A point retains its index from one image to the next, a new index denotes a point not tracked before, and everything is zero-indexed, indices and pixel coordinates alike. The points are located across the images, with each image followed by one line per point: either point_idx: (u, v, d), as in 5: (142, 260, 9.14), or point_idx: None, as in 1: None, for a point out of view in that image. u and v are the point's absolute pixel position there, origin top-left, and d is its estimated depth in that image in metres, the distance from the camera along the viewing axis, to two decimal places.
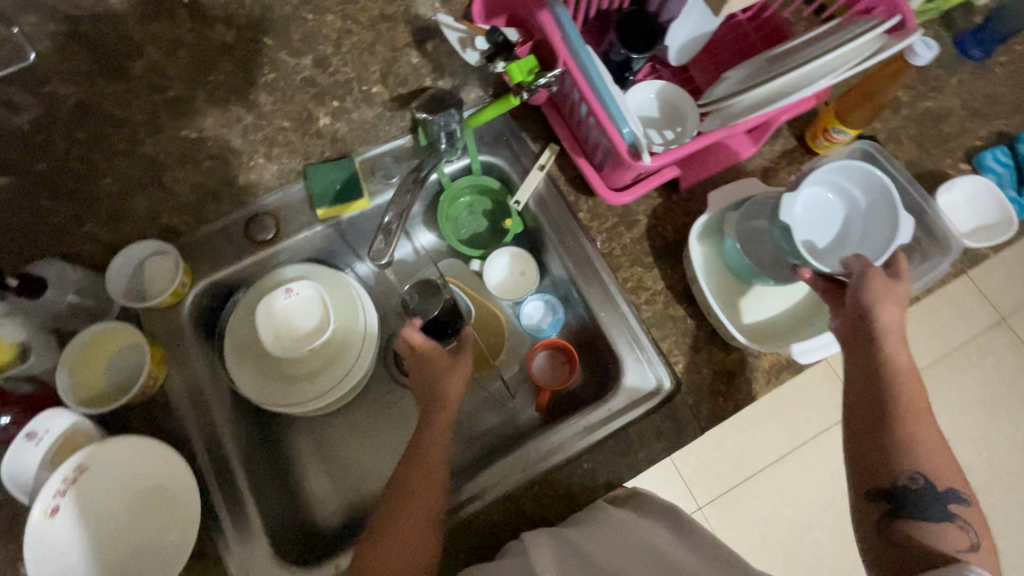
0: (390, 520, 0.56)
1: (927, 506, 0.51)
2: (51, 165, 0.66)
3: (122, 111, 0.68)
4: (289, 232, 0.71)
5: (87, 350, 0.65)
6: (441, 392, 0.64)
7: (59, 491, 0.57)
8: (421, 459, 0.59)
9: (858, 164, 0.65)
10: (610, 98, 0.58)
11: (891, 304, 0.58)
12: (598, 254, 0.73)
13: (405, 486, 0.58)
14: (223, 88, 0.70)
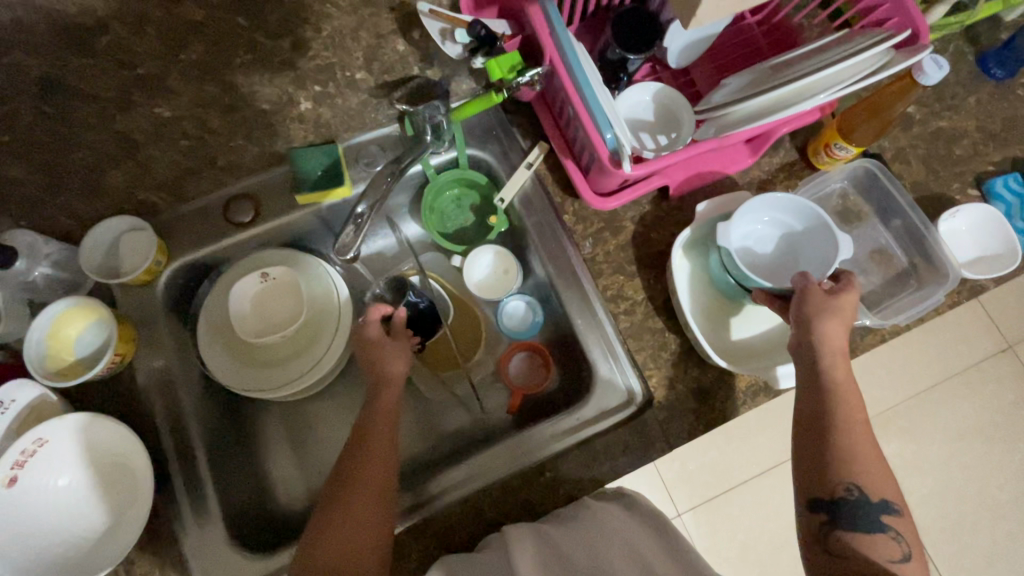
0: (332, 514, 0.56)
1: (860, 518, 0.51)
2: (18, 137, 0.66)
3: (94, 87, 0.68)
4: (268, 215, 0.70)
5: (72, 314, 0.65)
6: (385, 383, 0.64)
7: (17, 463, 0.57)
8: (370, 456, 0.59)
9: (777, 195, 0.63)
10: (593, 100, 0.55)
11: (834, 320, 0.56)
12: (580, 258, 0.71)
13: (357, 483, 0.57)
14: (198, 67, 0.70)
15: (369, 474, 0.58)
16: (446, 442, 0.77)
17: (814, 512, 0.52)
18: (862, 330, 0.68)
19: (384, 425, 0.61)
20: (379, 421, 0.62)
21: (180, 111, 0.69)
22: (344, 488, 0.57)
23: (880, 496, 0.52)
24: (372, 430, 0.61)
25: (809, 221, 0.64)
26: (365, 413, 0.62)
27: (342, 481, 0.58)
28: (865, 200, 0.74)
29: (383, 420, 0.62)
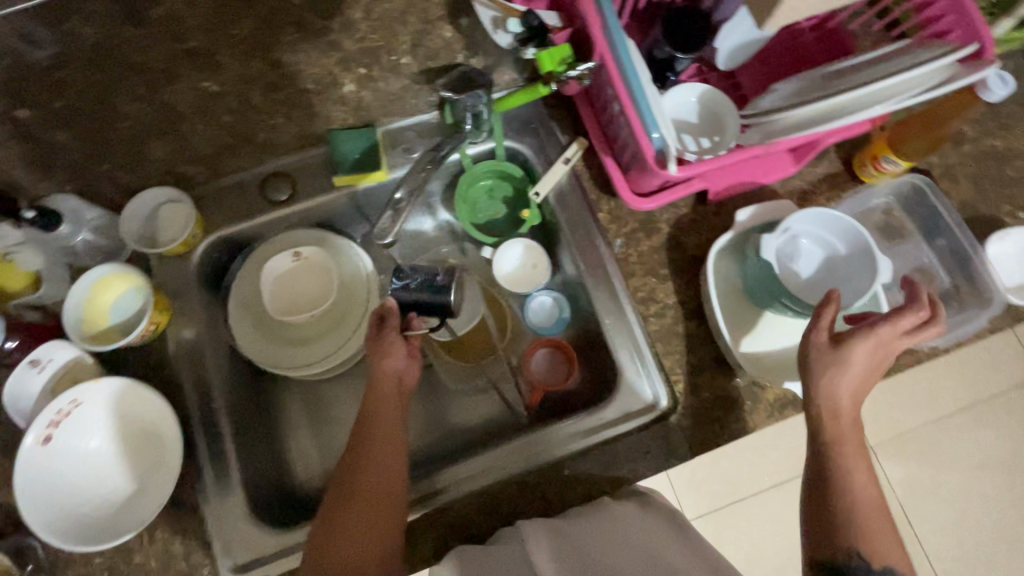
0: (348, 495, 0.57)
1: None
2: (66, 103, 0.68)
3: (144, 58, 0.69)
4: (304, 194, 0.70)
5: (113, 282, 0.66)
6: (385, 383, 0.62)
7: (53, 421, 0.58)
8: (372, 459, 0.59)
9: (822, 210, 0.62)
10: (642, 99, 0.54)
11: (843, 373, 0.54)
12: (612, 258, 0.71)
13: (365, 484, 0.58)
14: (244, 43, 0.70)
15: (382, 462, 0.59)
16: (464, 432, 0.77)
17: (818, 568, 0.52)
18: (898, 350, 0.66)
19: (389, 420, 0.61)
20: (380, 422, 0.61)
21: (225, 86, 0.69)
22: (356, 479, 0.58)
23: (885, 554, 0.51)
24: (375, 431, 0.60)
25: (852, 241, 0.62)
26: (365, 416, 0.61)
27: (344, 484, 0.58)
28: (910, 217, 0.72)
29: (387, 420, 0.61)
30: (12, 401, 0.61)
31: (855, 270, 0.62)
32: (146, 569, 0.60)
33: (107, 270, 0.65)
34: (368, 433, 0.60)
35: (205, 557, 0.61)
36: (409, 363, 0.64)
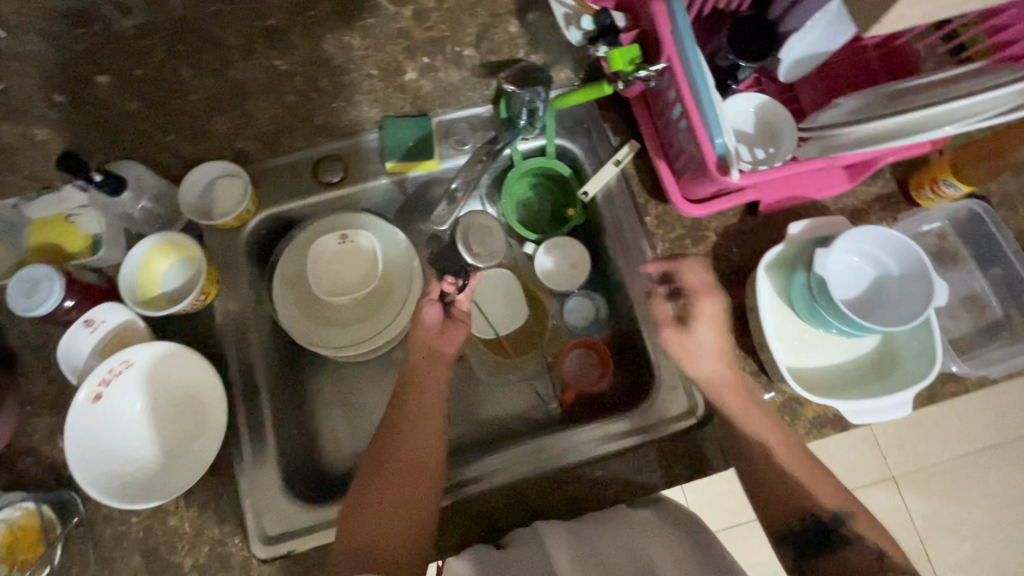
0: (378, 472, 0.58)
1: (814, 539, 0.56)
2: (145, 73, 0.69)
3: (222, 33, 0.71)
4: (356, 178, 0.71)
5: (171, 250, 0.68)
6: (426, 380, 0.64)
7: (105, 380, 0.60)
8: (403, 451, 0.59)
9: (877, 228, 0.61)
10: (709, 104, 0.54)
11: (700, 361, 0.62)
12: (656, 263, 0.70)
13: (394, 474, 0.58)
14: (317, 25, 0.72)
15: (416, 443, 0.60)
16: (493, 426, 0.77)
17: (782, 547, 0.57)
18: (945, 377, 0.65)
19: (424, 397, 0.63)
20: (410, 418, 0.61)
21: (294, 66, 0.71)
22: (386, 458, 0.59)
23: (832, 507, 0.57)
24: (405, 427, 0.61)
25: (907, 263, 0.61)
26: (394, 410, 0.62)
27: (374, 474, 0.58)
28: (964, 242, 0.71)
29: (418, 414, 0.62)
30: (66, 359, 0.63)
31: (909, 292, 0.61)
32: (180, 532, 0.61)
33: (157, 238, 0.67)
34: (396, 425, 0.61)
35: (237, 526, 0.62)
36: (444, 337, 0.67)
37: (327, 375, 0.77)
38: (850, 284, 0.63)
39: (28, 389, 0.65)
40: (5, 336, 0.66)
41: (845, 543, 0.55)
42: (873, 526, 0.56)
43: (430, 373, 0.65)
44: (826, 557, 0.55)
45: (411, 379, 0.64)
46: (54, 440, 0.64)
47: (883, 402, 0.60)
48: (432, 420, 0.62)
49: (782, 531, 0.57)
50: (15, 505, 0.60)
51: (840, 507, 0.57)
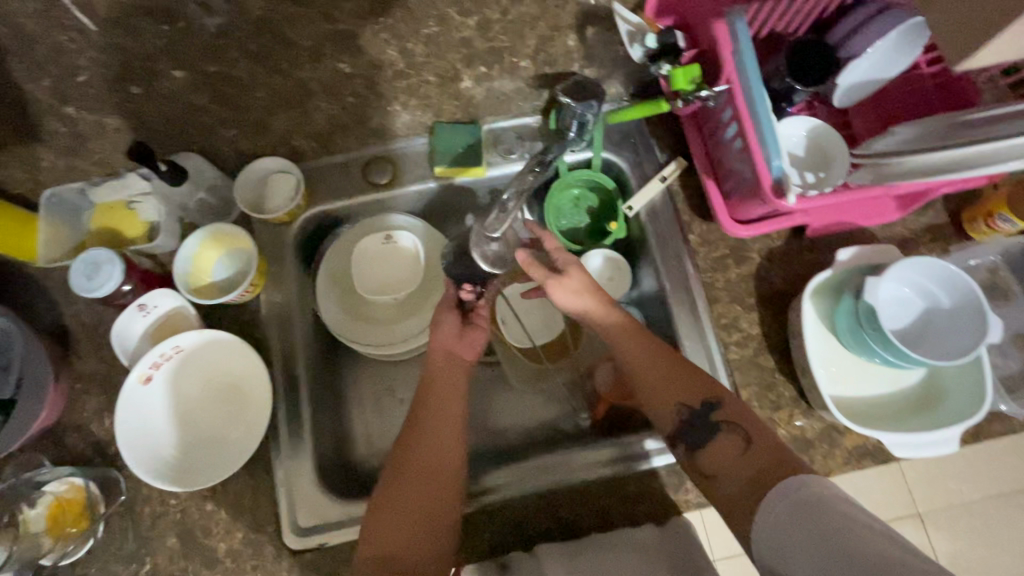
0: (404, 468, 0.59)
1: (702, 431, 0.58)
2: (217, 69, 0.71)
3: (292, 33, 0.72)
4: (404, 181, 0.73)
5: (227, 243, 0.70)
6: (448, 386, 0.64)
7: (156, 364, 0.63)
8: (424, 455, 0.60)
9: (927, 260, 0.60)
10: (766, 126, 0.54)
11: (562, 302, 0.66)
12: (698, 281, 0.70)
13: (416, 479, 0.59)
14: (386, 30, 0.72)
15: (440, 445, 0.61)
16: (523, 434, 0.77)
17: (678, 445, 0.59)
18: (991, 416, 0.64)
19: (450, 397, 0.63)
20: (433, 424, 0.62)
21: (357, 69, 0.72)
22: (409, 454, 0.60)
23: (700, 396, 0.59)
24: (427, 432, 0.61)
25: (959, 296, 0.60)
26: (415, 414, 0.63)
27: (396, 477, 0.59)
28: (1017, 278, 0.69)
29: (439, 420, 0.62)
30: (119, 340, 0.65)
31: (958, 327, 0.60)
32: (217, 517, 0.62)
33: (208, 230, 0.68)
34: (417, 428, 0.62)
35: (271, 515, 0.63)
36: (464, 344, 0.67)
37: (362, 372, 0.78)
38: (897, 314, 0.62)
39: (79, 367, 0.67)
40: (61, 314, 0.69)
41: (714, 432, 0.58)
42: (735, 412, 0.58)
43: (457, 379, 0.65)
44: (707, 449, 0.57)
45: (431, 387, 0.64)
46: (102, 419, 0.66)
47: (928, 438, 0.58)
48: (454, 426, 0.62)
49: (674, 433, 0.60)
50: (60, 480, 0.62)
51: (707, 397, 0.59)
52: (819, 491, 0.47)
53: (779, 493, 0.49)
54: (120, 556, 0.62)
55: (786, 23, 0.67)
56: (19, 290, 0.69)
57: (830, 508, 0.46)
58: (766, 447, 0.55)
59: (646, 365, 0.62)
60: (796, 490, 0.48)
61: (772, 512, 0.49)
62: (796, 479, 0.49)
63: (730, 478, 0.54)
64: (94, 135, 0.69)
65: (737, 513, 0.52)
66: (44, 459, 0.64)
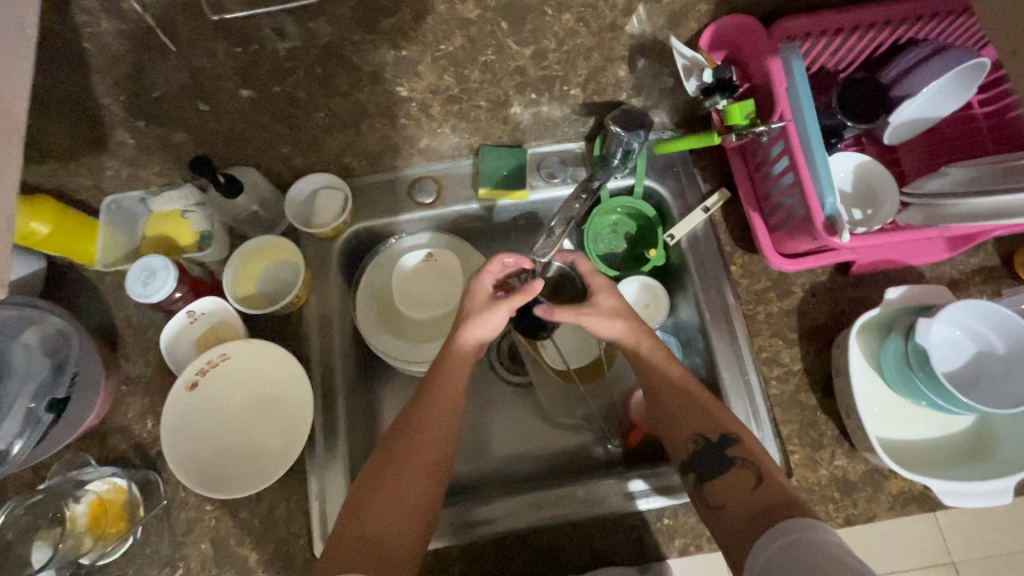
0: (393, 464, 0.58)
1: (707, 459, 0.56)
2: (256, 94, 0.59)
3: (337, 31, 0.53)
4: (448, 200, 0.75)
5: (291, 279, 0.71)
6: (458, 390, 0.63)
7: (201, 370, 0.64)
8: (414, 462, 0.58)
9: (985, 302, 0.59)
10: (822, 165, 0.55)
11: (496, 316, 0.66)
12: (739, 312, 0.69)
13: (410, 478, 0.58)
14: (459, 48, 0.57)
15: (423, 450, 0.59)
16: (552, 457, 0.76)
17: (686, 473, 0.56)
18: None
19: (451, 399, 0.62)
20: (426, 425, 0.61)
21: (416, 94, 0.63)
22: (397, 453, 0.59)
23: (711, 424, 0.57)
24: (415, 438, 0.60)
25: (1013, 341, 0.59)
26: (412, 410, 0.62)
27: (381, 478, 0.57)
28: None
29: (434, 419, 0.61)
30: (167, 348, 0.67)
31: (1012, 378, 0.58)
32: (250, 526, 0.63)
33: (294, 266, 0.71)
34: (410, 426, 0.61)
35: (303, 527, 0.63)
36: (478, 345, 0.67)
37: (396, 385, 0.79)
38: (947, 358, 0.61)
39: (127, 368, 0.69)
40: (112, 316, 0.71)
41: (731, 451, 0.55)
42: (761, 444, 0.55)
43: (453, 386, 0.63)
44: (715, 480, 0.54)
45: (429, 398, 0.62)
46: (144, 421, 0.67)
47: (981, 489, 0.56)
48: (448, 429, 0.61)
49: (684, 460, 0.57)
50: (104, 480, 0.63)
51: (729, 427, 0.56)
52: (816, 536, 0.43)
53: (774, 533, 0.46)
54: (154, 561, 0.62)
55: (837, 60, 0.67)
56: (76, 290, 0.72)
57: (820, 550, 0.42)
58: (776, 485, 0.51)
59: (660, 377, 0.61)
60: (785, 536, 0.45)
61: (763, 553, 0.45)
62: (794, 522, 0.46)
63: (737, 510, 0.51)
64: (94, 156, 0.64)
65: (739, 540, 0.49)
66: (88, 457, 0.65)
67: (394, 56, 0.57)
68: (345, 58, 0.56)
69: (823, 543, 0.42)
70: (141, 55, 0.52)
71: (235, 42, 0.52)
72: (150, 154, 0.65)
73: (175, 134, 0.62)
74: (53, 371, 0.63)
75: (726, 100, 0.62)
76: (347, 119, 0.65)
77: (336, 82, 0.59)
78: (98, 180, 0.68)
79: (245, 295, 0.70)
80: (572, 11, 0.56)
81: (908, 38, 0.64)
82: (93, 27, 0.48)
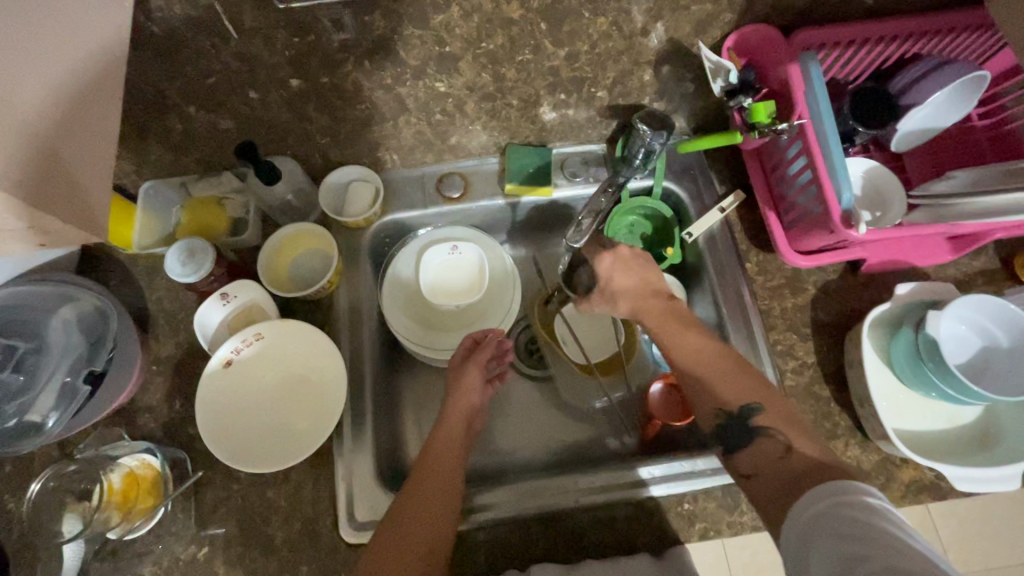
0: (422, 473, 0.61)
1: (722, 438, 0.57)
2: (304, 84, 0.62)
3: (388, 25, 0.57)
4: (474, 195, 0.78)
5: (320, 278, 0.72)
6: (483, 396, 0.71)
7: (236, 349, 0.66)
8: (435, 498, 0.59)
9: (990, 298, 0.62)
10: (839, 162, 0.59)
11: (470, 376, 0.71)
12: (754, 306, 0.72)
13: (436, 485, 0.60)
14: (499, 49, 0.61)
15: (447, 463, 0.63)
16: (570, 448, 0.78)
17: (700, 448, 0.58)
18: None
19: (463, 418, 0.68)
20: (447, 441, 0.65)
21: (453, 89, 0.66)
22: (423, 466, 0.62)
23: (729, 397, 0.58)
24: (432, 470, 0.62)
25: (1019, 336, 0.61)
26: (436, 432, 0.67)
27: (417, 486, 0.60)
28: None
29: (455, 436, 0.66)
30: (200, 327, 0.68)
31: (1012, 372, 0.62)
32: (276, 505, 0.64)
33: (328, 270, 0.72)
34: (437, 442, 0.65)
35: (330, 507, 0.64)
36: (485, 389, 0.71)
37: (418, 376, 0.80)
38: (954, 352, 0.63)
39: (157, 349, 0.70)
40: (144, 298, 0.72)
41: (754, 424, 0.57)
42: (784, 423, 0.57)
43: (466, 401, 0.69)
44: (747, 448, 0.55)
45: (448, 422, 0.67)
46: (173, 401, 0.68)
47: (990, 474, 0.59)
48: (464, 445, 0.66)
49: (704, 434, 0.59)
50: (135, 455, 0.64)
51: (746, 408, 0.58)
52: (854, 498, 0.44)
53: (806, 499, 0.47)
54: (181, 538, 0.62)
55: (847, 71, 0.72)
56: (109, 273, 0.73)
57: (856, 513, 0.43)
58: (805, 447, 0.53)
59: (683, 362, 0.62)
60: (818, 503, 0.46)
61: (800, 518, 0.46)
62: (830, 485, 0.46)
63: (768, 479, 0.53)
64: (139, 140, 0.66)
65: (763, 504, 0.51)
66: (118, 434, 0.66)
67: (437, 52, 0.61)
68: (392, 51, 0.60)
69: (854, 511, 0.43)
70: (201, 41, 0.55)
71: (293, 32, 0.56)
72: (194, 140, 0.67)
73: (222, 121, 0.65)
74: (90, 347, 0.64)
75: (750, 99, 0.66)
76: (386, 112, 0.68)
77: (381, 75, 0.62)
78: (139, 166, 0.70)
79: (282, 271, 0.73)
80: (607, 15, 0.60)
81: (913, 53, 0.69)
82: (165, 11, 0.51)
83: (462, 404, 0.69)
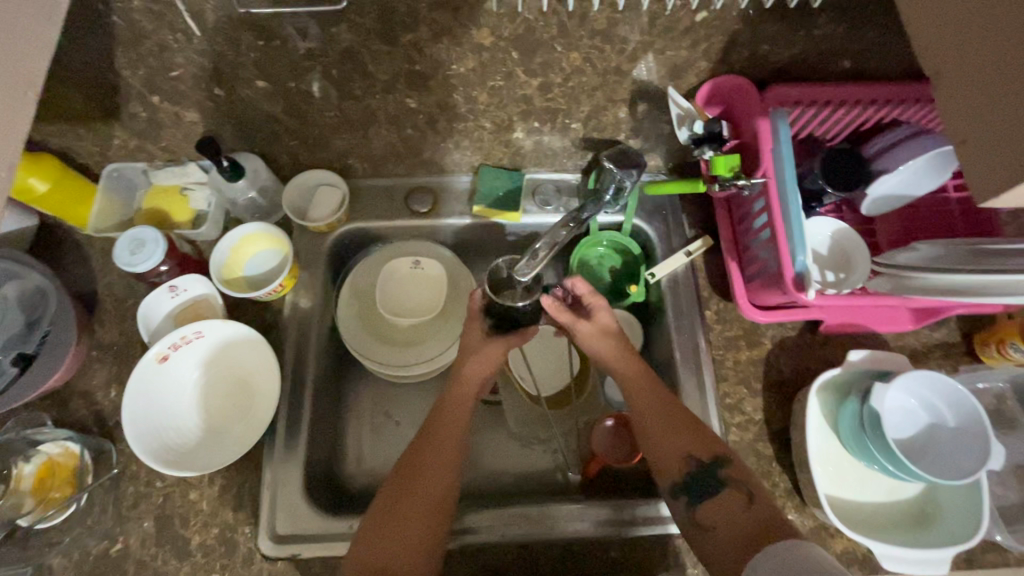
0: (398, 492, 0.57)
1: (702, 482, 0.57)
2: (271, 86, 0.61)
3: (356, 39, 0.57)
4: (441, 212, 0.77)
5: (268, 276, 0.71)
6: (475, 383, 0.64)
7: (174, 346, 0.65)
8: (411, 532, 0.55)
9: (937, 374, 0.61)
10: (796, 225, 0.58)
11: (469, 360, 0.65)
12: (708, 355, 0.71)
13: (419, 510, 0.56)
14: (471, 72, 0.61)
15: (430, 482, 0.58)
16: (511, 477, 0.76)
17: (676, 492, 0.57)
18: (986, 544, 0.63)
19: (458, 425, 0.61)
20: (433, 451, 0.59)
21: (424, 106, 0.65)
22: (408, 487, 0.57)
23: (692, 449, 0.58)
24: (417, 491, 0.57)
25: (964, 415, 0.60)
26: (420, 441, 0.61)
27: (399, 507, 0.56)
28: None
29: (447, 443, 0.60)
30: (144, 316, 0.67)
31: (952, 451, 0.60)
32: (197, 508, 0.62)
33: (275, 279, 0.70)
34: (419, 450, 0.60)
35: (250, 516, 0.62)
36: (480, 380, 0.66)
37: (366, 388, 0.79)
38: (900, 425, 0.63)
39: (100, 335, 0.69)
40: (94, 281, 0.71)
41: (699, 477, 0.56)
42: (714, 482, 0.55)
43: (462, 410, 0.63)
44: (709, 502, 0.56)
45: (443, 419, 0.62)
46: (108, 389, 0.67)
47: (921, 555, 0.58)
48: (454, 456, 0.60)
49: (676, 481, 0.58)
50: (58, 442, 0.63)
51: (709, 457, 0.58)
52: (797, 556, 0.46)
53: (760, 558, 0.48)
54: (94, 531, 0.61)
55: (824, 129, 0.71)
56: (62, 251, 0.72)
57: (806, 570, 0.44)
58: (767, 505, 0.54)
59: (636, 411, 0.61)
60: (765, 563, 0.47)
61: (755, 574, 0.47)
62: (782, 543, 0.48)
63: (728, 531, 0.54)
64: (104, 124, 0.65)
65: (726, 554, 0.52)
66: (46, 419, 0.65)
67: (408, 69, 0.60)
68: (361, 63, 0.60)
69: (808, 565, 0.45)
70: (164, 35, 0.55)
71: (258, 35, 0.56)
72: (158, 128, 0.66)
73: (185, 112, 0.64)
74: (26, 326, 0.64)
75: (714, 150, 0.65)
76: (356, 122, 0.67)
77: (350, 86, 0.62)
78: (102, 148, 0.69)
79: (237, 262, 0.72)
80: (580, 51, 0.60)
81: (890, 118, 0.69)
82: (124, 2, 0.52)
83: (446, 421, 0.62)
